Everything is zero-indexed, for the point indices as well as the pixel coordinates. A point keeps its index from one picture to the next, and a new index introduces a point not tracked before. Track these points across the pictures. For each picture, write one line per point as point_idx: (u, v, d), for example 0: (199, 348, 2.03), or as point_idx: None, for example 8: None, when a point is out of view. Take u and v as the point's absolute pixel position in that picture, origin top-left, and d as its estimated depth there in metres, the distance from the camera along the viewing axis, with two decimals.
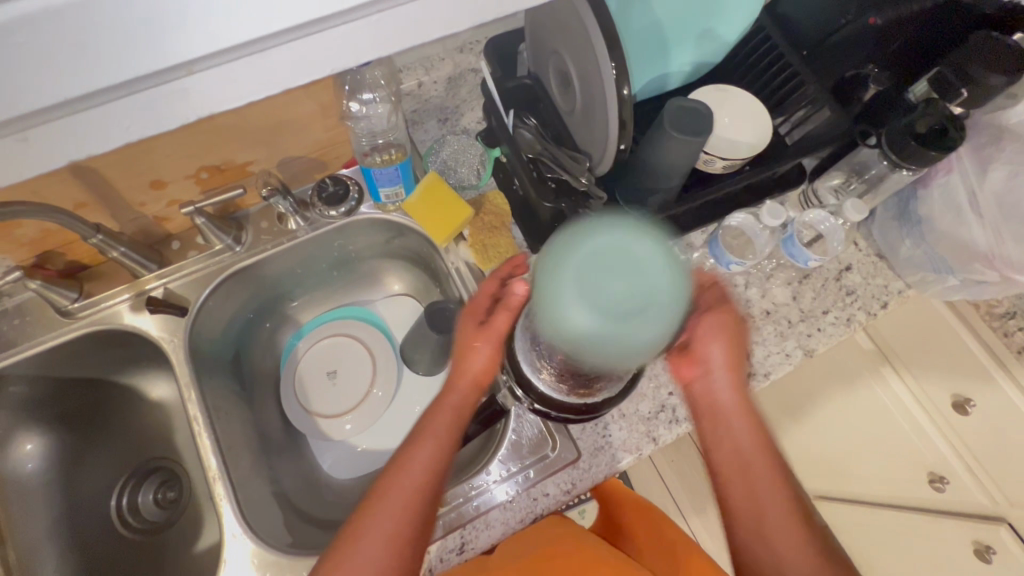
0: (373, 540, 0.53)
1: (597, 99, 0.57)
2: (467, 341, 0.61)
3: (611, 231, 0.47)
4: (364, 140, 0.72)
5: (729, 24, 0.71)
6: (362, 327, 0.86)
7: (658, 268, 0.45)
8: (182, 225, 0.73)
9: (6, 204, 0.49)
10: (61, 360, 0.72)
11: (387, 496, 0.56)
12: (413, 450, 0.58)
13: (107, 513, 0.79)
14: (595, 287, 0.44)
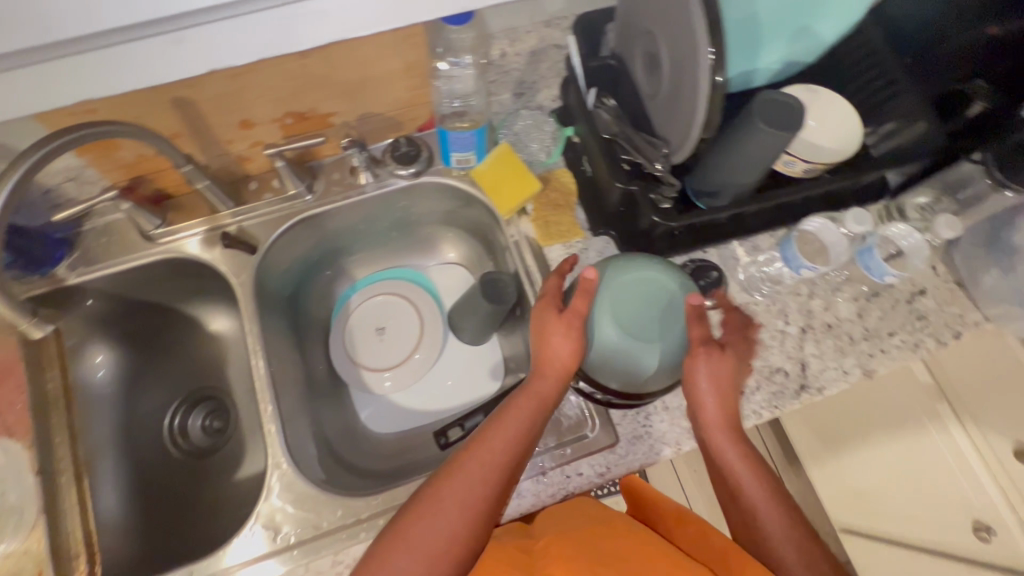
0: (451, 508, 0.54)
1: (686, 83, 0.56)
2: (546, 329, 0.60)
3: (640, 266, 0.61)
4: (445, 102, 0.73)
5: (828, 23, 0.68)
6: (414, 290, 0.88)
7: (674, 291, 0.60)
8: (262, 167, 0.75)
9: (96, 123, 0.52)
10: (137, 281, 0.77)
11: (468, 467, 0.56)
12: (495, 430, 0.58)
13: (160, 431, 0.84)
14: (623, 310, 0.59)
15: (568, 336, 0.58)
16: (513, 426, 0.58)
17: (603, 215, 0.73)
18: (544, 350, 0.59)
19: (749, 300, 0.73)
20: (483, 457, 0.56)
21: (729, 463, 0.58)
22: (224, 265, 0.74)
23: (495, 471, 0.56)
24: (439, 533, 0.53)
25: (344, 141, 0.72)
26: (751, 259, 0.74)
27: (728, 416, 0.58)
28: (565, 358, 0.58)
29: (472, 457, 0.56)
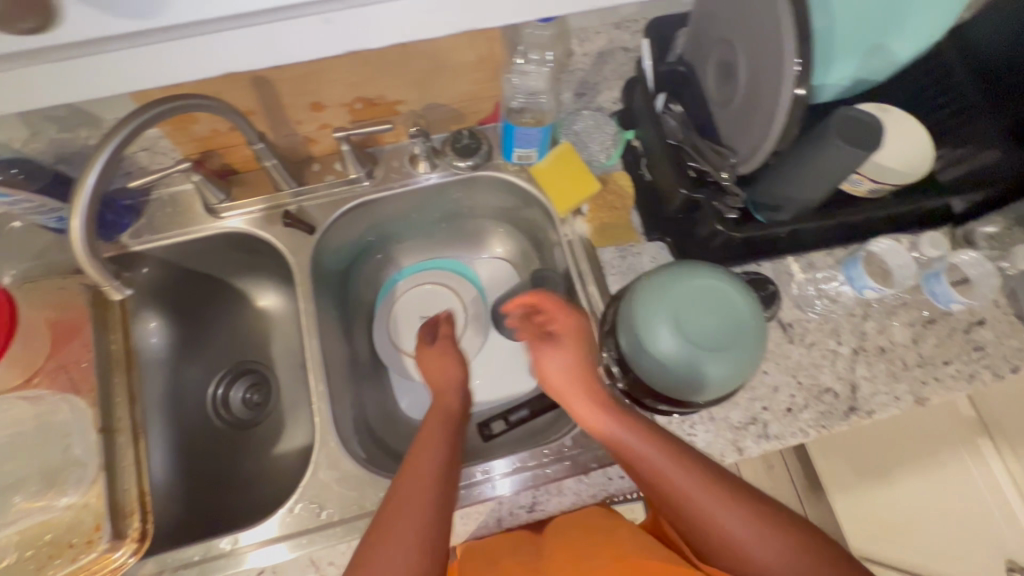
0: (407, 517, 0.53)
1: (766, 92, 0.56)
2: (430, 363, 0.76)
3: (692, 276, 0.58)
4: (519, 96, 0.72)
5: (903, 41, 0.67)
6: (460, 283, 0.89)
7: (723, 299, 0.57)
8: (325, 149, 0.77)
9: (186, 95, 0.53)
10: (196, 253, 0.79)
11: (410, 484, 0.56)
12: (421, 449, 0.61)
13: (203, 400, 0.85)
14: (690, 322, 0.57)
15: (445, 359, 0.75)
16: (434, 438, 0.62)
17: (660, 220, 0.73)
18: (432, 372, 0.74)
19: (802, 317, 0.72)
20: (414, 472, 0.57)
21: (651, 459, 0.56)
22: (283, 243, 0.76)
23: (432, 474, 0.57)
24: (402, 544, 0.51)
25: (411, 129, 0.73)
26: (806, 276, 0.74)
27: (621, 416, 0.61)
28: (449, 370, 0.74)
29: (409, 473, 0.57)
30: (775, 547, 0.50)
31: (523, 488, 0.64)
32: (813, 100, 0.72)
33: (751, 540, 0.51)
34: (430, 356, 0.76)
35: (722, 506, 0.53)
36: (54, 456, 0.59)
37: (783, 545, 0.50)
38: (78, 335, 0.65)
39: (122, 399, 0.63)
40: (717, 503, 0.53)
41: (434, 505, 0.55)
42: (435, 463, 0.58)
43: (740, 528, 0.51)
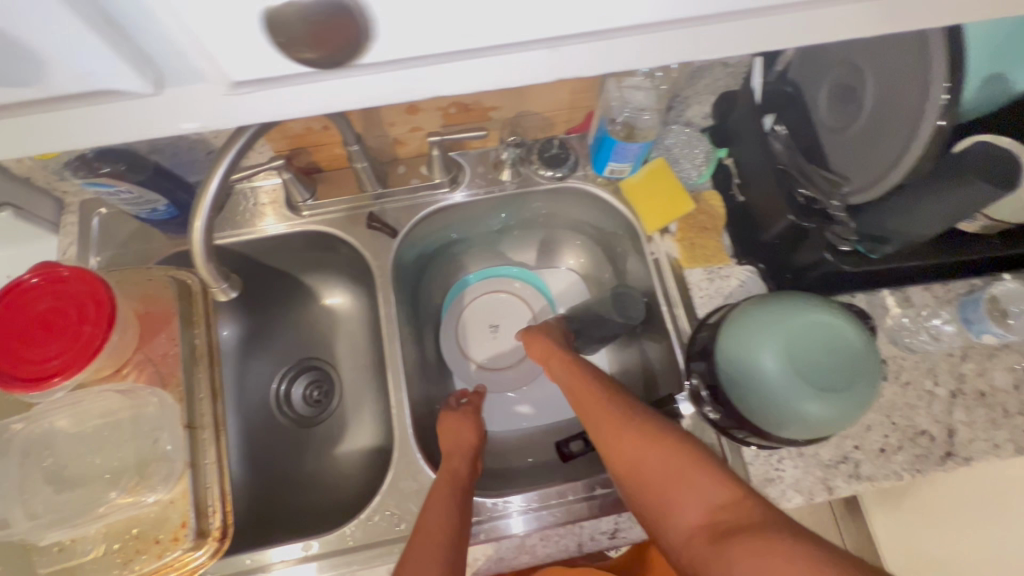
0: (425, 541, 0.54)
1: (899, 125, 0.53)
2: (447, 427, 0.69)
3: (785, 305, 0.57)
4: (626, 112, 0.67)
5: None
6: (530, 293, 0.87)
7: (812, 330, 0.56)
8: (412, 151, 0.76)
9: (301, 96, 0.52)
10: (274, 249, 0.78)
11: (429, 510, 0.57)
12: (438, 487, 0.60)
13: (267, 395, 0.86)
14: (793, 352, 0.55)
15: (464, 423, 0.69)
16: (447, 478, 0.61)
17: (752, 245, 0.71)
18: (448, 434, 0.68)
19: (897, 354, 0.69)
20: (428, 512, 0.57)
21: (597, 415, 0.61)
22: (364, 244, 0.75)
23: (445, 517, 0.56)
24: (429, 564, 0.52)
25: (509, 137, 0.73)
26: (902, 311, 0.70)
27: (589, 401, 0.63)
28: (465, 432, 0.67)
29: (428, 509, 0.57)
30: (690, 483, 0.51)
31: (606, 513, 0.62)
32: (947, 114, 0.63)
33: (670, 479, 0.52)
34: (446, 419, 0.70)
35: (648, 448, 0.55)
36: (141, 450, 0.58)
37: (691, 482, 0.51)
38: (165, 327, 0.65)
39: (204, 395, 0.63)
40: (643, 446, 0.55)
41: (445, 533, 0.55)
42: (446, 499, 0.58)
43: (656, 469, 0.53)
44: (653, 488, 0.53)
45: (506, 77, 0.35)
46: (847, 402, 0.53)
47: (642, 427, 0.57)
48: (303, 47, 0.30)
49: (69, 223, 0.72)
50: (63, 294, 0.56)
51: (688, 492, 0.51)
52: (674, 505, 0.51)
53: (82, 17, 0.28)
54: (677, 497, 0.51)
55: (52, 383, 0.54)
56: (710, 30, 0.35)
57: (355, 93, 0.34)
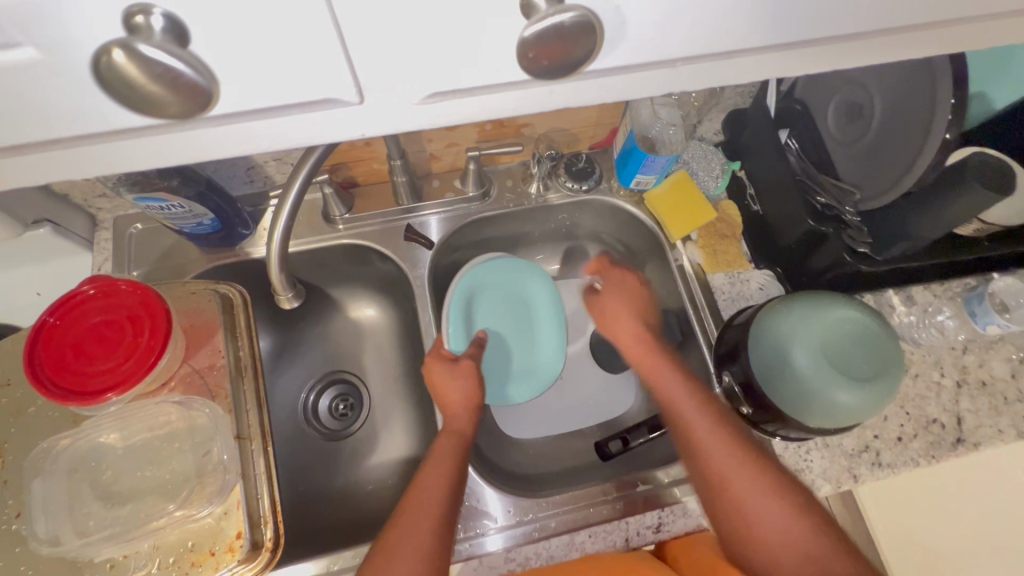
0: (411, 530, 0.55)
1: (907, 139, 0.59)
2: (434, 383, 0.67)
3: (843, 306, 0.61)
4: (657, 126, 0.74)
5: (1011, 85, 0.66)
6: (533, 277, 0.80)
7: (865, 326, 0.60)
8: (446, 166, 0.79)
9: None
10: (310, 264, 0.79)
11: (416, 495, 0.58)
12: (430, 465, 0.60)
13: (296, 407, 0.86)
14: (832, 346, 0.59)
15: (451, 392, 0.66)
16: (443, 456, 0.61)
17: (769, 251, 0.76)
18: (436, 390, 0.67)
19: (905, 349, 0.74)
20: (424, 492, 0.58)
21: (708, 442, 0.58)
22: (401, 256, 0.77)
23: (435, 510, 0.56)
24: (414, 553, 0.53)
25: (545, 151, 0.75)
26: (907, 309, 0.75)
27: (692, 403, 0.61)
28: (453, 393, 0.66)
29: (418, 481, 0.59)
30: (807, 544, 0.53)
31: (650, 508, 0.65)
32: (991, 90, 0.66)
33: (775, 519, 0.54)
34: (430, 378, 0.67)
35: (757, 485, 0.55)
36: (193, 461, 0.58)
37: (794, 527, 0.53)
38: (211, 340, 0.65)
39: (250, 406, 0.62)
40: (752, 481, 0.56)
41: (437, 541, 0.55)
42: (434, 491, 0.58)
43: (764, 505, 0.55)
44: (757, 519, 0.55)
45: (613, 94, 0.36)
46: (877, 390, 0.58)
47: (759, 469, 0.56)
48: (542, 60, 0.29)
49: (104, 240, 0.72)
50: (114, 309, 0.56)
51: (787, 535, 0.53)
52: (767, 541, 0.54)
53: (274, 30, 0.27)
54: (773, 536, 0.54)
55: (103, 399, 0.53)
56: (798, 55, 0.37)
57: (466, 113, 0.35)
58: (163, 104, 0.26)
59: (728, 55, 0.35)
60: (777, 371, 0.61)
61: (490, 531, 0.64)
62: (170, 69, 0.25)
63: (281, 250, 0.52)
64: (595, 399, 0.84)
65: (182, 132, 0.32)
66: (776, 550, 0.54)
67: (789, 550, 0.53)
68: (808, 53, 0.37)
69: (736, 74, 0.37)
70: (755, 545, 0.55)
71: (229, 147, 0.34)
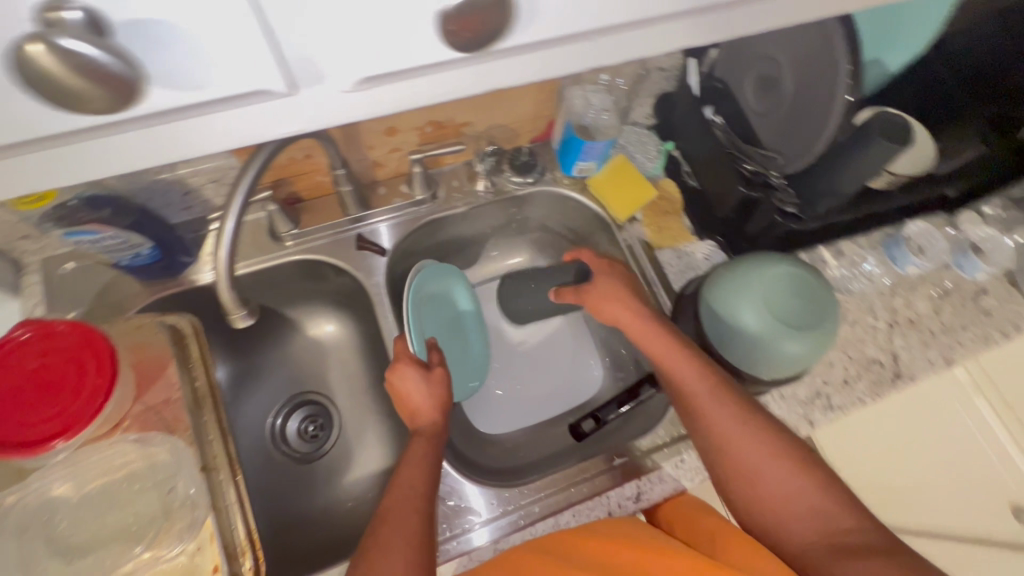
0: (395, 541, 0.54)
1: (817, 103, 0.64)
2: (401, 388, 0.66)
3: (797, 268, 0.65)
4: (591, 112, 0.77)
5: (896, 53, 0.72)
6: (455, 282, 0.81)
7: (824, 291, 0.64)
8: (390, 172, 0.79)
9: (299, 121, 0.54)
10: (262, 285, 0.77)
11: (394, 508, 0.57)
12: (408, 469, 0.60)
13: (263, 434, 0.83)
14: (783, 302, 0.63)
15: (424, 395, 0.65)
16: (417, 461, 0.61)
17: (709, 221, 0.80)
18: (405, 394, 0.66)
19: (841, 298, 0.79)
20: (401, 496, 0.58)
21: (711, 414, 0.59)
22: (355, 266, 0.76)
23: (414, 520, 0.56)
24: (398, 563, 0.52)
25: (487, 147, 0.79)
26: (838, 262, 0.81)
27: (692, 377, 0.61)
28: (423, 401, 0.65)
29: (394, 490, 0.58)
30: (820, 510, 0.53)
31: (628, 480, 0.67)
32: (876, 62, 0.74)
33: (795, 491, 0.54)
34: (398, 383, 0.66)
35: (777, 459, 0.56)
36: (158, 500, 0.55)
37: (805, 496, 0.54)
38: (163, 374, 0.62)
39: (214, 436, 0.61)
40: (771, 457, 0.56)
41: (422, 547, 0.54)
42: (411, 495, 0.58)
43: (770, 475, 0.55)
44: (767, 490, 0.55)
45: (540, 73, 0.37)
46: (822, 337, 0.62)
47: (763, 439, 0.57)
48: (458, 36, 0.31)
49: (30, 284, 0.68)
50: (54, 350, 0.53)
51: (808, 505, 0.54)
52: (793, 515, 0.54)
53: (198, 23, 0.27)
54: (797, 508, 0.54)
55: (51, 446, 0.51)
56: (709, 22, 0.39)
57: (394, 100, 0.36)
58: (82, 95, 0.26)
59: (640, 24, 0.37)
60: (731, 329, 0.65)
61: (476, 525, 0.65)
62: (88, 61, 0.25)
63: (229, 268, 0.51)
64: (564, 386, 0.85)
65: (89, 141, 0.32)
66: (790, 519, 0.54)
67: (815, 521, 0.53)
68: (716, 21, 0.39)
69: (652, 46, 0.39)
70: (777, 517, 0.55)
71: (133, 154, 0.33)
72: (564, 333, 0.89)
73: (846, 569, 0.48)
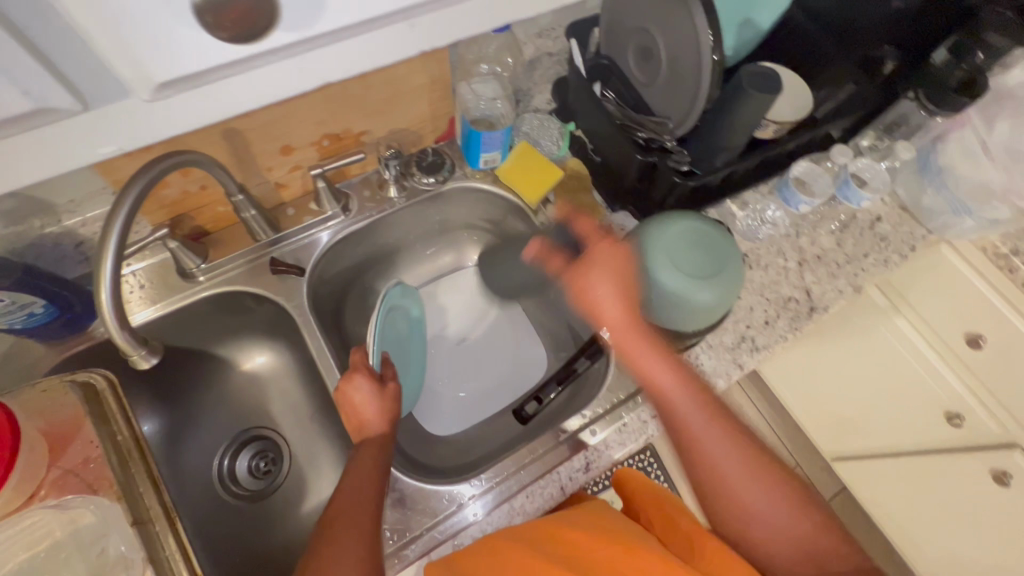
0: (342, 546, 0.53)
1: (688, 67, 0.66)
2: (350, 400, 0.65)
3: (713, 234, 0.67)
4: (483, 104, 0.79)
5: (762, 11, 0.76)
6: (406, 296, 0.80)
7: (737, 267, 0.67)
8: (297, 193, 0.79)
9: (178, 151, 0.53)
10: (179, 327, 0.75)
11: (338, 516, 0.56)
12: (351, 476, 0.59)
13: (210, 479, 0.80)
14: (699, 268, 0.65)
15: (374, 405, 0.65)
16: (365, 465, 0.60)
17: (619, 193, 0.83)
18: (355, 405, 0.65)
19: (751, 246, 0.84)
20: (349, 499, 0.57)
21: (710, 444, 0.60)
22: (273, 291, 0.75)
23: (366, 527, 0.55)
24: (346, 564, 0.52)
25: (385, 153, 0.76)
26: (745, 212, 0.85)
27: (691, 402, 0.61)
28: (373, 412, 0.65)
29: (339, 496, 0.58)
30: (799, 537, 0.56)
31: (575, 452, 0.69)
32: (747, 20, 0.76)
33: (778, 521, 0.56)
34: (348, 393, 0.65)
35: (757, 481, 0.58)
36: (84, 565, 0.52)
37: (790, 525, 0.56)
38: (77, 435, 0.59)
39: (146, 490, 0.59)
40: (753, 476, 0.58)
41: (369, 550, 0.54)
42: (361, 499, 0.57)
43: (758, 503, 0.57)
44: (751, 518, 0.57)
45: (337, 76, 0.49)
46: (730, 285, 0.66)
47: (755, 464, 0.59)
48: (221, 28, 0.41)
49: None
50: None
51: (790, 534, 0.56)
52: (771, 541, 0.56)
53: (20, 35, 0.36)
54: (778, 534, 0.56)
55: None
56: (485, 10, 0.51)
57: (208, 102, 0.47)
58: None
59: (403, 14, 0.47)
60: (649, 292, 0.66)
61: (432, 525, 0.65)
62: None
63: (116, 307, 0.49)
64: (513, 375, 0.87)
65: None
66: (765, 542, 0.56)
67: (791, 547, 0.55)
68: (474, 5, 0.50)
69: (426, 36, 0.50)
70: (754, 540, 0.57)
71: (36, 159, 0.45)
72: (502, 324, 0.91)
73: None
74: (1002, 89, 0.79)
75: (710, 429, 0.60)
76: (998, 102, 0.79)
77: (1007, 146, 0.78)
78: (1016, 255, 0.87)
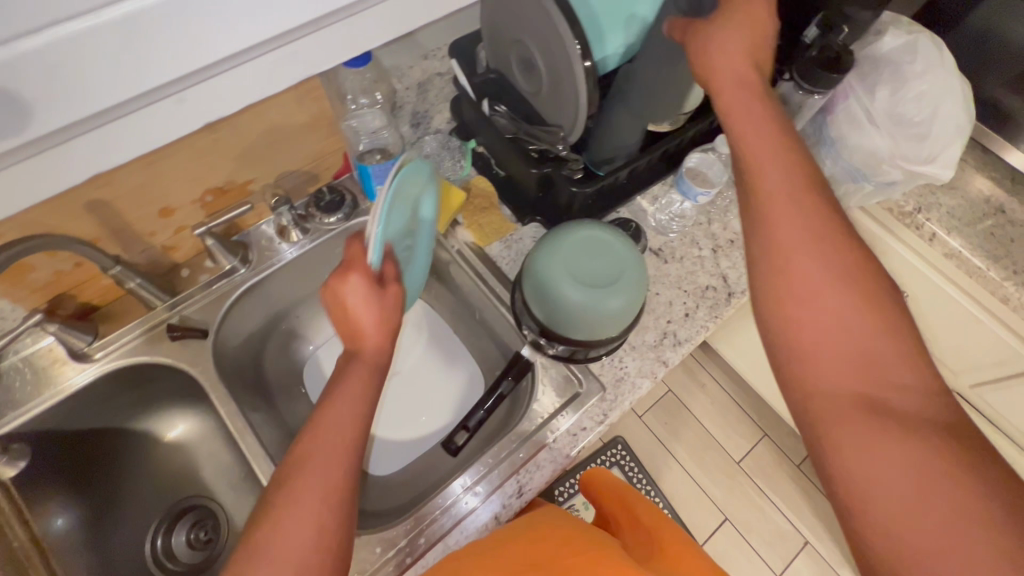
0: (309, 505, 0.45)
1: (564, 76, 0.64)
2: (342, 298, 0.52)
3: (603, 233, 0.68)
4: (364, 138, 0.79)
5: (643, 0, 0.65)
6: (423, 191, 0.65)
7: (634, 257, 0.68)
8: (190, 252, 0.76)
9: (19, 239, 0.50)
10: (81, 409, 0.71)
11: (309, 462, 0.47)
12: (332, 411, 0.50)
13: (143, 560, 0.76)
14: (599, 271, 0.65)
15: (371, 313, 0.52)
16: (350, 394, 0.51)
17: (526, 205, 0.82)
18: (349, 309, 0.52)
19: (665, 240, 0.84)
20: (328, 438, 0.48)
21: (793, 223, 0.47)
22: (175, 357, 0.72)
23: (344, 485, 0.47)
24: (304, 534, 0.44)
25: (272, 199, 0.75)
26: (655, 206, 0.86)
27: (795, 179, 0.49)
28: (372, 323, 0.53)
29: (314, 431, 0.49)
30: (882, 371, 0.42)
31: (506, 478, 0.68)
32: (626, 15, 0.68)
33: (869, 342, 0.43)
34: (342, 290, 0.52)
35: (856, 295, 0.44)
36: None
37: (881, 354, 0.43)
38: None
39: None
40: (852, 286, 0.44)
41: (336, 515, 0.45)
42: (341, 443, 0.48)
43: (830, 319, 0.44)
44: (823, 326, 0.44)
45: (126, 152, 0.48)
46: (633, 286, 0.66)
47: (864, 275, 0.45)
48: None
49: None
50: None
51: (874, 361, 0.43)
52: (834, 358, 0.44)
53: None
54: (852, 351, 0.43)
55: None
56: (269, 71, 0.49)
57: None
58: None
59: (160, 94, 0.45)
60: (562, 298, 0.65)
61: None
62: None
63: None
64: (463, 393, 0.85)
65: None
66: (821, 354, 0.44)
67: (862, 378, 0.43)
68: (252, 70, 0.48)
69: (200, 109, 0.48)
70: (799, 347, 0.45)
71: None
72: (434, 350, 0.89)
73: (865, 436, 0.40)
74: (878, 56, 0.80)
75: (794, 210, 0.47)
76: (876, 69, 0.80)
77: (888, 112, 0.80)
78: (920, 212, 0.88)
